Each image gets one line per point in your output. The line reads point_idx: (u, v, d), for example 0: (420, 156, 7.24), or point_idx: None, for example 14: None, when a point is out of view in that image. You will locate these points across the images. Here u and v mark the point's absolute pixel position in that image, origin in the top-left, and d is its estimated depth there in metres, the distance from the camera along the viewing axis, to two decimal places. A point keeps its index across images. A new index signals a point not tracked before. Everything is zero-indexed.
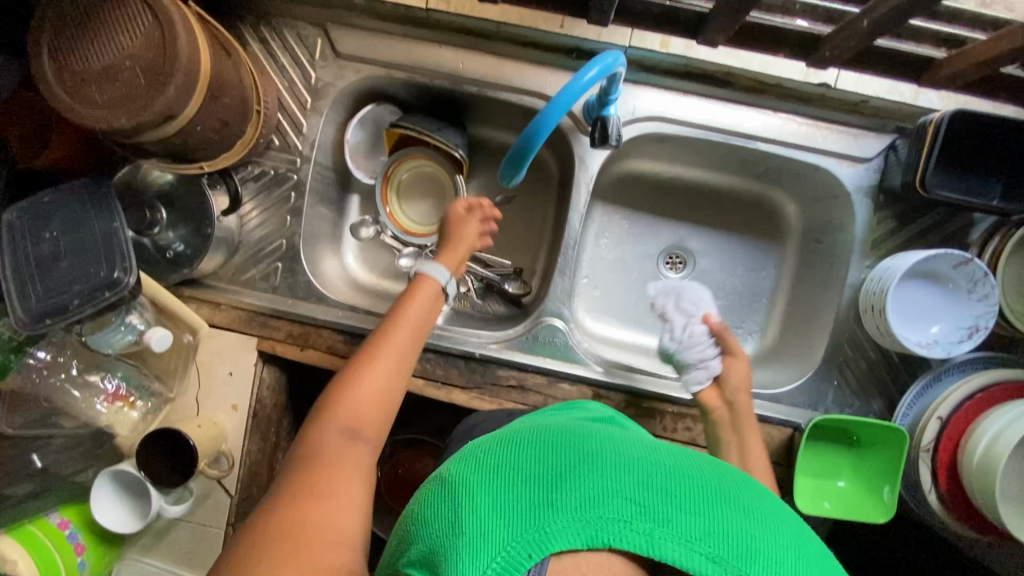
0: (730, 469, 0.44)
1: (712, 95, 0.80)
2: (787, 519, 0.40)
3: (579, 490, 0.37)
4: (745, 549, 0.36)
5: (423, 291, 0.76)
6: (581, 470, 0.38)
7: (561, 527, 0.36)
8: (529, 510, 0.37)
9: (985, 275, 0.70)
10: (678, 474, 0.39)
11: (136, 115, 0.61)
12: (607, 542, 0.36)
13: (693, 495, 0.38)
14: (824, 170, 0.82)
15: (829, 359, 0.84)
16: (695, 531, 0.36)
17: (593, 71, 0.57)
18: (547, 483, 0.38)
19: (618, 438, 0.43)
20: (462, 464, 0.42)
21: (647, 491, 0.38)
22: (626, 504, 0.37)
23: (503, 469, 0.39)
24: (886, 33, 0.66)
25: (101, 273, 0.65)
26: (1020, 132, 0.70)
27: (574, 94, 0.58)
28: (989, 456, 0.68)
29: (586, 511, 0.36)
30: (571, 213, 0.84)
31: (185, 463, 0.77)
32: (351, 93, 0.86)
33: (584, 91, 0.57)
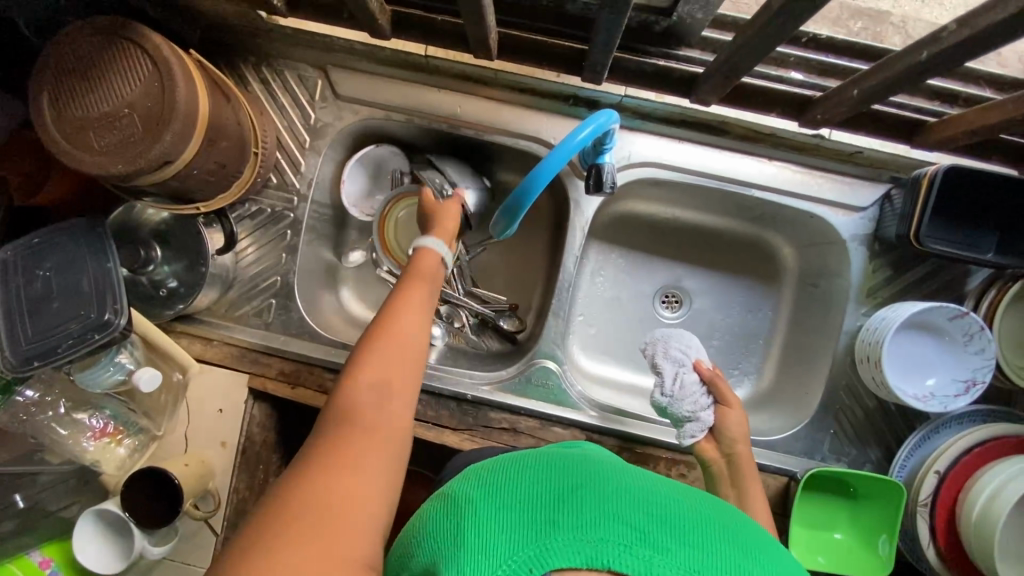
0: (731, 514, 0.44)
1: (706, 142, 0.81)
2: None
3: (581, 511, 0.38)
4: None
5: (425, 269, 0.70)
6: (584, 492, 0.40)
7: (561, 545, 0.36)
8: (533, 527, 0.38)
9: (981, 328, 0.69)
10: (678, 510, 0.40)
11: (132, 161, 0.61)
12: (607, 563, 0.35)
13: (693, 529, 0.39)
14: (818, 217, 0.82)
15: (825, 406, 0.83)
16: (695, 563, 0.36)
17: (584, 130, 0.57)
18: (551, 503, 0.39)
19: (621, 471, 0.45)
20: (472, 482, 0.44)
21: (647, 519, 0.38)
22: (628, 528, 0.37)
23: (509, 487, 0.42)
24: (876, 102, 0.64)
25: (91, 315, 0.65)
26: (1014, 187, 0.70)
27: (567, 151, 0.57)
28: (989, 515, 0.67)
29: (586, 533, 0.37)
30: (566, 255, 0.84)
31: (170, 505, 0.76)
32: (350, 133, 0.87)
33: (579, 148, 0.57)
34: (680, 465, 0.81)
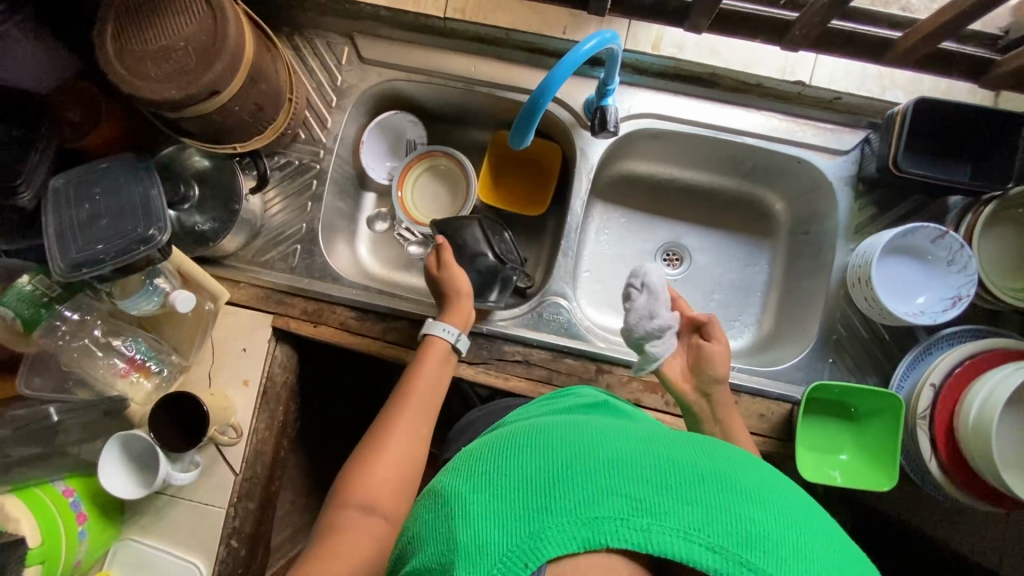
0: (726, 450, 0.45)
1: (700, 94, 0.88)
2: (789, 503, 0.41)
3: (573, 493, 0.38)
4: (746, 534, 0.37)
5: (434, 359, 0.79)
6: (575, 470, 0.39)
7: (557, 531, 0.37)
8: (525, 515, 0.38)
9: (962, 245, 0.75)
10: (674, 464, 0.40)
11: (186, 88, 0.68)
12: (604, 543, 0.37)
13: (690, 481, 0.39)
14: (806, 162, 0.89)
15: (824, 338, 0.86)
16: (693, 522, 0.37)
17: (591, 41, 0.63)
18: (541, 487, 0.39)
19: (611, 429, 0.44)
20: (456, 474, 0.43)
21: (642, 483, 0.38)
22: (623, 501, 0.38)
23: (496, 479, 0.40)
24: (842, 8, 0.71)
25: (137, 229, 0.71)
26: (983, 117, 0.76)
27: (573, 62, 0.62)
28: (983, 418, 0.70)
29: (582, 510, 0.37)
30: (573, 199, 0.91)
31: (197, 429, 0.79)
32: (372, 94, 0.95)
33: (583, 58, 0.62)
34: None
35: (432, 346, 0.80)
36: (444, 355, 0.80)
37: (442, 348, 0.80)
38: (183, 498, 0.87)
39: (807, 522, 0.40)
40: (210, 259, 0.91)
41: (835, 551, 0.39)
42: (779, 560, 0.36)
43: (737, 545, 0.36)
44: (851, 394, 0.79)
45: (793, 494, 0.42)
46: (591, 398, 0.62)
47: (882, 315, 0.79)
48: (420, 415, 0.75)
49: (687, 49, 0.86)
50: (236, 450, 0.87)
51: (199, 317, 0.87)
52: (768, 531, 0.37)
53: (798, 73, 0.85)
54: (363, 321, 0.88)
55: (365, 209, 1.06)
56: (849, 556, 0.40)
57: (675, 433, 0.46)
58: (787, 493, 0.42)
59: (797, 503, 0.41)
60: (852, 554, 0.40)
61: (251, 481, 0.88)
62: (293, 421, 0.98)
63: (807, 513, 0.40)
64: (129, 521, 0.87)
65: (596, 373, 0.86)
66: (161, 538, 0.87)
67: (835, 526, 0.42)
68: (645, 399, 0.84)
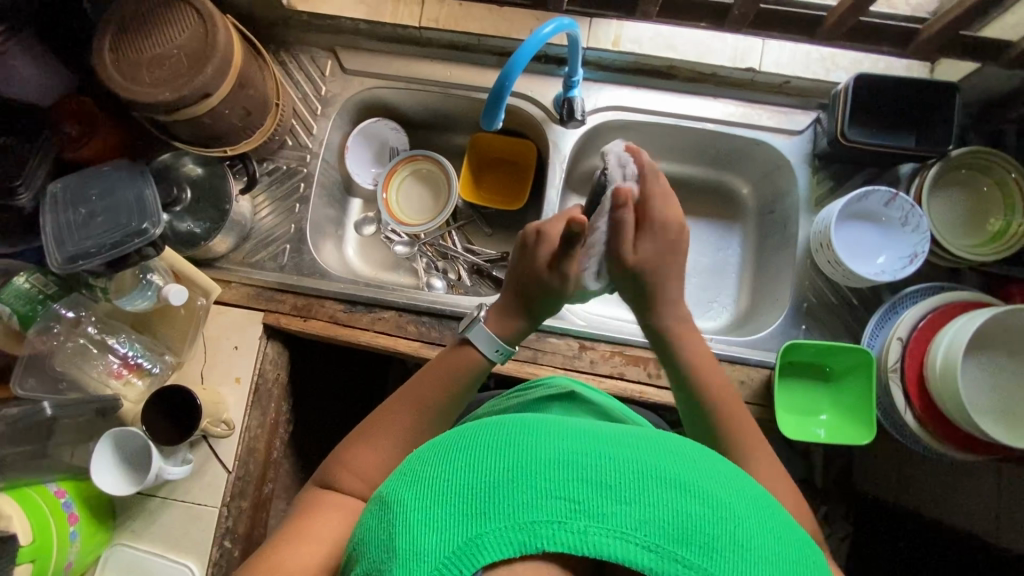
0: (673, 441, 0.44)
1: (661, 87, 0.95)
2: (733, 494, 0.41)
3: (510, 500, 0.38)
4: (680, 531, 0.37)
5: (459, 362, 0.73)
6: (513, 474, 0.39)
7: (492, 538, 0.37)
8: (462, 521, 0.38)
9: (912, 206, 0.80)
10: (615, 462, 0.39)
11: (180, 89, 0.74)
12: (540, 547, 0.37)
13: (629, 479, 0.39)
14: (764, 143, 0.94)
15: (796, 306, 0.90)
16: (630, 522, 0.37)
17: (549, 26, 0.68)
18: (480, 494, 0.39)
19: (554, 424, 0.43)
20: (400, 480, 0.43)
21: (581, 483, 0.38)
22: (561, 503, 0.37)
23: (437, 485, 0.40)
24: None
25: (132, 223, 0.76)
26: (918, 89, 0.83)
27: (535, 43, 0.67)
28: (948, 363, 0.73)
29: (517, 516, 0.37)
30: (549, 189, 0.96)
31: (190, 423, 0.80)
32: (355, 102, 1.01)
33: (543, 41, 0.67)
34: None
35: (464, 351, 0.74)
36: (469, 366, 0.73)
37: (477, 361, 0.74)
38: (175, 500, 0.87)
39: (750, 513, 0.40)
40: (202, 262, 0.94)
41: (774, 540, 0.39)
42: (713, 554, 0.37)
43: (670, 543, 0.37)
44: (822, 353, 0.83)
45: (738, 485, 0.42)
46: (559, 389, 0.75)
47: (847, 276, 0.83)
48: (428, 406, 0.70)
49: (644, 44, 0.92)
50: (229, 447, 0.88)
51: (189, 314, 0.89)
52: (705, 526, 0.37)
53: (749, 60, 0.91)
54: (352, 314, 0.91)
55: (352, 214, 1.10)
56: (790, 546, 0.40)
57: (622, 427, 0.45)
58: (733, 483, 0.42)
59: (741, 496, 0.41)
60: (794, 542, 0.41)
61: (244, 479, 0.88)
62: (285, 421, 0.98)
63: (750, 504, 0.41)
64: (121, 527, 0.86)
65: (579, 350, 0.89)
66: (153, 542, 0.86)
67: (780, 514, 0.43)
68: (627, 372, 0.87)
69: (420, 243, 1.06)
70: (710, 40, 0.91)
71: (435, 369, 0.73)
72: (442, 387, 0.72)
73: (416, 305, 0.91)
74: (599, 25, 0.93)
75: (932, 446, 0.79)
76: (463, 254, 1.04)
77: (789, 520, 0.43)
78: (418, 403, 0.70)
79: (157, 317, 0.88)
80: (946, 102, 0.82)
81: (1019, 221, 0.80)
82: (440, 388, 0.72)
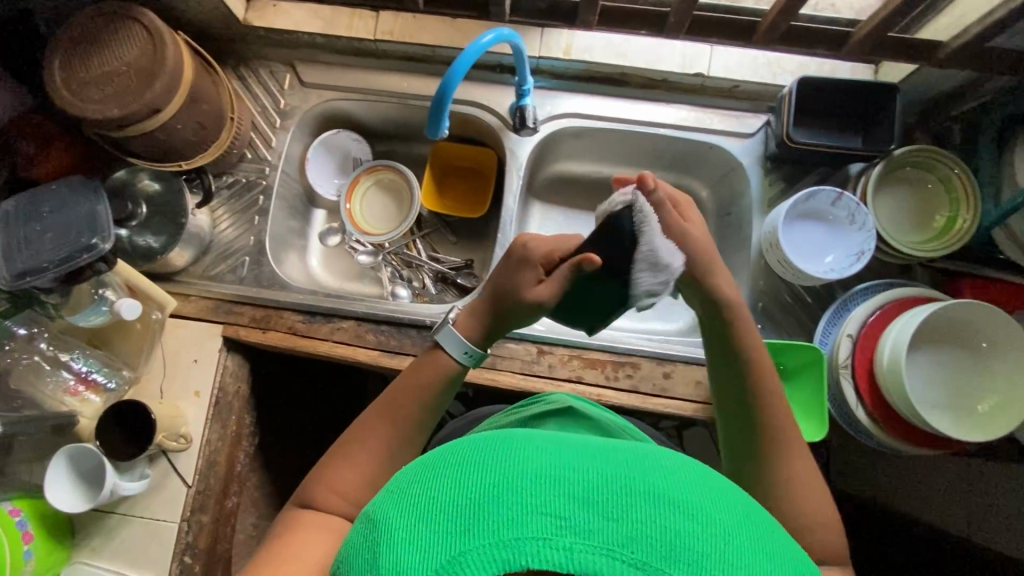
0: (663, 457, 0.44)
1: (615, 94, 0.97)
2: (722, 509, 0.40)
3: (494, 517, 0.37)
4: (668, 546, 0.36)
5: (432, 370, 0.72)
6: (499, 490, 0.38)
7: (476, 555, 0.36)
8: (447, 538, 0.38)
9: (857, 204, 0.82)
10: (602, 478, 0.39)
11: (127, 106, 0.75)
12: (524, 565, 0.36)
13: (616, 495, 0.38)
14: (718, 147, 0.96)
15: (752, 305, 0.91)
16: (617, 538, 0.36)
17: (487, 35, 0.70)
18: (465, 510, 0.38)
19: (541, 441, 0.43)
20: (387, 500, 0.43)
21: (566, 499, 0.38)
22: (546, 520, 0.37)
23: (424, 503, 0.40)
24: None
25: (81, 239, 0.76)
26: (860, 91, 0.85)
27: (474, 51, 0.69)
28: (894, 359, 0.74)
29: (501, 533, 0.37)
30: (507, 196, 0.96)
31: (144, 437, 0.80)
32: (315, 115, 1.02)
33: (484, 49, 0.69)
34: (627, 366, 0.88)
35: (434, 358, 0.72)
36: (441, 374, 0.72)
37: (447, 366, 0.72)
38: (134, 516, 0.86)
39: (738, 530, 0.39)
40: (162, 276, 0.94)
41: (763, 556, 0.39)
42: (701, 571, 0.36)
43: (658, 560, 0.36)
44: (773, 352, 0.84)
45: (727, 500, 0.41)
46: (558, 405, 0.75)
47: (796, 275, 0.84)
48: (403, 416, 0.70)
49: (594, 52, 0.94)
50: (187, 461, 0.87)
51: (148, 328, 0.89)
52: (692, 543, 0.37)
53: (697, 66, 0.93)
54: (311, 324, 0.91)
55: (316, 225, 1.10)
56: (782, 567, 0.40)
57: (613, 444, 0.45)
58: (722, 499, 0.41)
59: (730, 511, 0.40)
60: (786, 561, 0.40)
61: (204, 493, 0.88)
62: (249, 434, 0.98)
63: (739, 520, 0.40)
64: (80, 545, 0.86)
65: (538, 355, 0.89)
66: (112, 561, 0.85)
67: (772, 531, 0.42)
68: (585, 376, 0.87)
69: (384, 252, 1.05)
70: (659, 47, 0.93)
71: (407, 380, 0.72)
72: (415, 397, 0.71)
73: (375, 313, 0.91)
74: (549, 35, 0.94)
75: (885, 441, 0.79)
76: (427, 262, 1.04)
77: (781, 538, 0.43)
78: (393, 414, 0.70)
79: (115, 333, 0.88)
80: (887, 102, 0.84)
81: (964, 216, 0.82)
82: (414, 397, 0.71)
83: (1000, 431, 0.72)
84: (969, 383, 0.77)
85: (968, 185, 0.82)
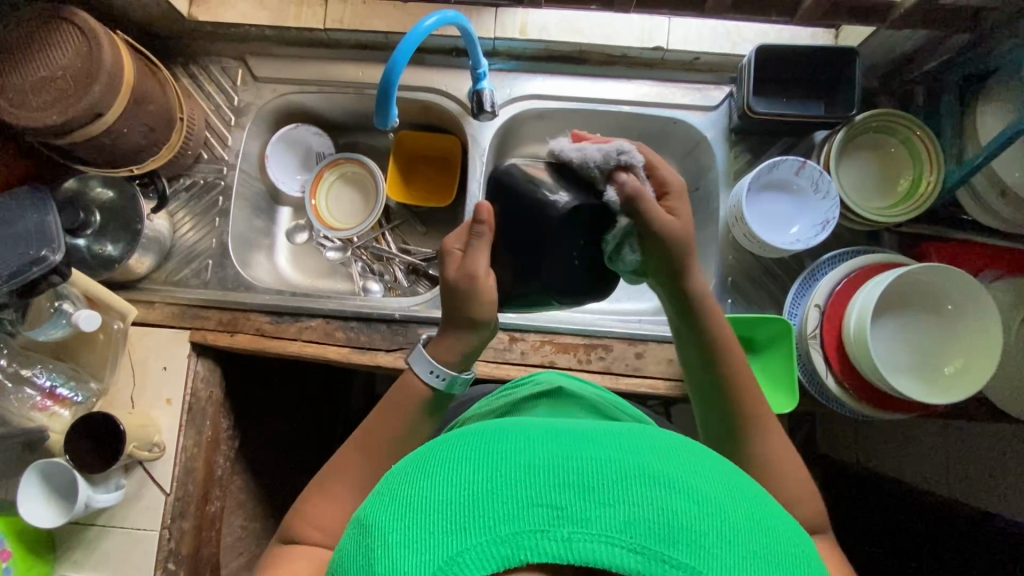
0: (659, 441, 0.44)
1: (575, 72, 0.95)
2: (718, 488, 0.40)
3: (491, 512, 0.37)
4: (667, 530, 0.36)
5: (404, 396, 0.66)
6: (495, 485, 0.39)
7: (472, 554, 0.36)
8: (443, 538, 0.37)
9: (820, 173, 0.82)
10: (597, 464, 0.39)
11: (66, 112, 0.72)
12: (525, 560, 0.36)
13: (611, 480, 0.38)
14: (682, 121, 0.95)
15: (721, 279, 0.91)
16: (616, 524, 0.36)
17: (432, 18, 0.71)
18: (461, 506, 0.38)
19: (532, 433, 0.44)
20: (376, 503, 0.42)
21: (562, 489, 0.38)
22: (544, 511, 0.37)
23: (415, 503, 0.39)
24: None
25: (30, 251, 0.76)
26: (819, 56, 0.84)
27: (417, 34, 0.70)
28: (860, 329, 0.74)
29: (498, 527, 0.37)
30: (471, 182, 0.95)
31: (115, 448, 0.79)
32: (271, 110, 1.00)
33: (426, 31, 0.70)
34: (599, 348, 0.88)
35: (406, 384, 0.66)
36: (413, 389, 0.66)
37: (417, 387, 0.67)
38: (113, 528, 0.85)
39: (735, 506, 0.39)
40: (124, 284, 0.92)
41: (764, 531, 0.39)
42: (703, 552, 0.36)
43: (657, 543, 0.36)
44: (742, 326, 0.84)
45: (722, 477, 0.42)
46: (545, 387, 0.73)
47: (763, 247, 0.84)
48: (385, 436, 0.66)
49: (552, 30, 0.92)
50: (164, 469, 0.86)
51: (113, 337, 0.88)
52: (693, 524, 0.37)
53: (655, 39, 0.91)
54: (278, 324, 0.90)
55: (282, 222, 1.08)
56: (784, 539, 0.40)
57: (607, 431, 0.46)
58: (717, 477, 0.42)
59: (726, 487, 0.41)
60: (788, 536, 0.40)
61: (184, 500, 0.87)
62: (227, 437, 0.97)
63: (734, 495, 0.40)
64: (60, 558, 0.85)
65: (510, 342, 0.88)
66: (95, 571, 0.85)
67: (769, 506, 0.42)
68: (558, 360, 0.87)
69: (353, 247, 1.03)
70: (615, 22, 0.92)
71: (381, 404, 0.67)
72: (393, 418, 0.66)
73: (344, 310, 0.90)
74: (504, 15, 0.92)
75: (855, 408, 0.79)
76: (398, 255, 1.02)
77: (781, 515, 0.43)
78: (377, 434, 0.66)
79: (78, 344, 0.87)
80: (847, 65, 0.83)
81: (928, 176, 0.82)
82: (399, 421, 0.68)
83: (962, 395, 0.72)
84: (934, 345, 0.77)
85: (930, 146, 0.82)
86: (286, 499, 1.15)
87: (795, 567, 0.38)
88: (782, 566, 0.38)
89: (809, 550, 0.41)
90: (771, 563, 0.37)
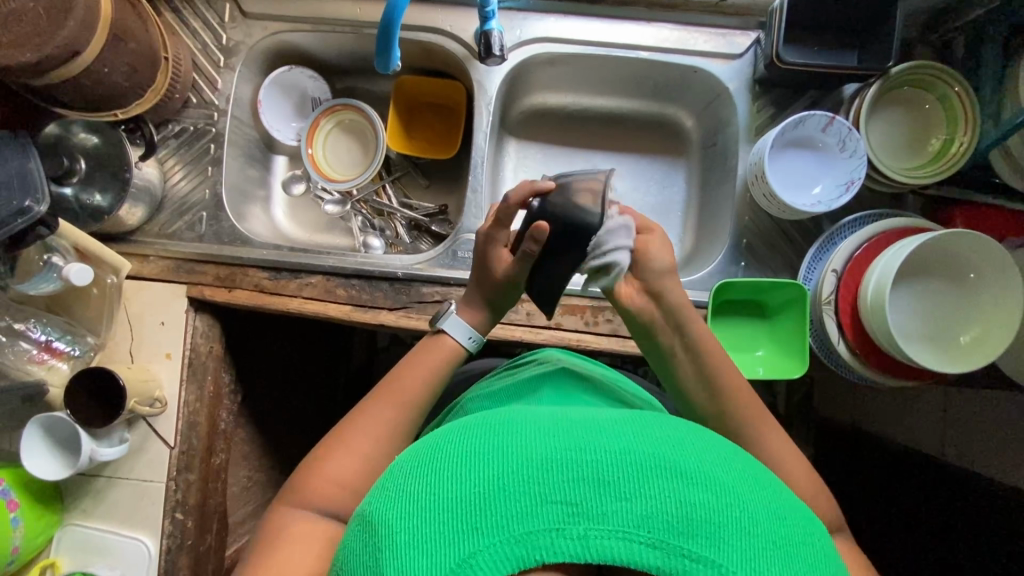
0: (670, 429, 0.44)
1: (588, 13, 0.88)
2: (733, 477, 0.40)
3: (502, 510, 0.37)
4: (685, 523, 0.36)
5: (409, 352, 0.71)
6: (505, 480, 0.38)
7: (485, 555, 0.36)
8: (454, 537, 0.37)
9: (848, 129, 0.78)
10: (611, 456, 0.39)
11: (41, 48, 0.66)
12: (538, 559, 0.36)
13: (626, 474, 0.38)
14: (702, 70, 0.88)
15: (735, 241, 0.87)
16: (633, 521, 0.36)
17: None
18: (471, 505, 0.38)
19: (541, 423, 0.43)
20: (381, 499, 0.42)
21: (576, 483, 0.38)
22: (558, 508, 0.37)
23: (423, 502, 0.39)
24: None
25: (13, 202, 0.72)
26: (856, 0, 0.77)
27: None
28: (877, 298, 0.72)
29: (510, 526, 0.37)
30: (477, 132, 0.90)
31: (116, 403, 0.78)
32: (262, 50, 0.93)
33: None
34: (606, 311, 0.85)
35: (441, 346, 0.71)
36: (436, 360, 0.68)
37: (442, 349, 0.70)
38: (120, 479, 0.86)
39: (752, 496, 0.39)
40: (115, 236, 0.89)
41: (781, 517, 0.39)
42: (722, 544, 0.36)
43: (675, 538, 0.36)
44: (756, 290, 0.82)
45: (735, 464, 0.42)
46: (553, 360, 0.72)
47: (782, 209, 0.80)
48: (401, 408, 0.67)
49: None
50: (167, 423, 0.86)
51: (107, 290, 0.86)
52: (712, 517, 0.37)
53: None
54: (277, 280, 0.88)
55: (277, 172, 1.03)
56: (799, 525, 0.40)
57: (618, 418, 0.45)
58: (730, 463, 0.42)
59: (739, 472, 0.41)
60: (806, 526, 0.40)
61: (188, 453, 0.87)
62: (229, 392, 0.96)
63: (748, 481, 0.40)
64: (69, 507, 0.86)
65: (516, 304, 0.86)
66: (104, 521, 0.86)
67: (782, 490, 0.43)
68: (565, 321, 0.85)
69: (352, 200, 0.99)
70: None
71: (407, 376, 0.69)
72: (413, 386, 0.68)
73: (345, 267, 0.87)
74: None
75: (863, 375, 0.78)
76: (399, 209, 0.97)
77: (794, 501, 0.43)
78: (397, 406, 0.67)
79: (72, 298, 0.85)
80: (885, 12, 0.77)
81: (961, 137, 0.77)
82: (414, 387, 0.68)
83: (976, 364, 0.70)
84: (953, 315, 0.75)
85: (967, 103, 0.77)
86: (289, 453, 1.16)
87: (811, 554, 0.38)
88: (799, 554, 0.38)
89: (823, 536, 0.42)
90: (787, 554, 0.37)
